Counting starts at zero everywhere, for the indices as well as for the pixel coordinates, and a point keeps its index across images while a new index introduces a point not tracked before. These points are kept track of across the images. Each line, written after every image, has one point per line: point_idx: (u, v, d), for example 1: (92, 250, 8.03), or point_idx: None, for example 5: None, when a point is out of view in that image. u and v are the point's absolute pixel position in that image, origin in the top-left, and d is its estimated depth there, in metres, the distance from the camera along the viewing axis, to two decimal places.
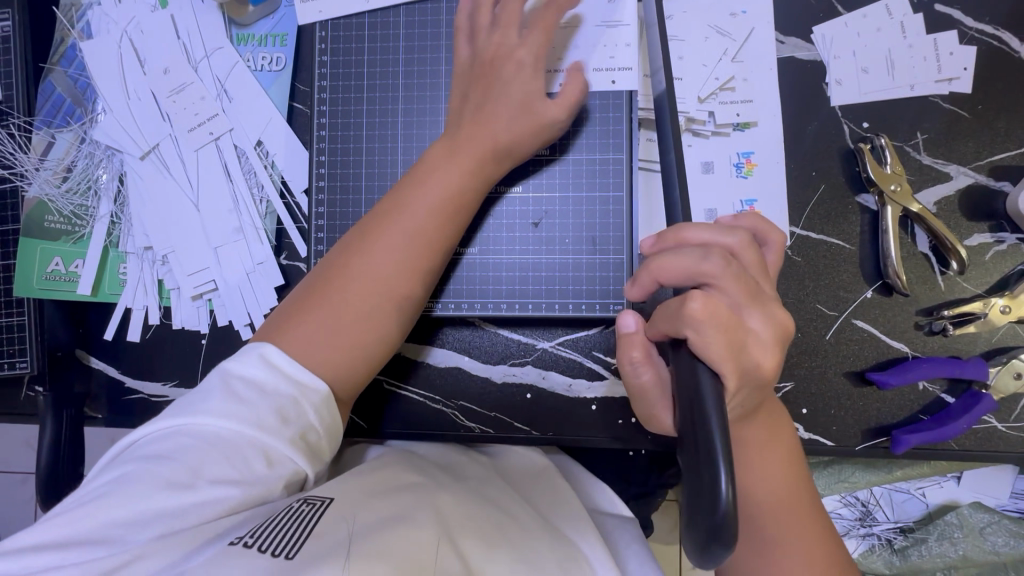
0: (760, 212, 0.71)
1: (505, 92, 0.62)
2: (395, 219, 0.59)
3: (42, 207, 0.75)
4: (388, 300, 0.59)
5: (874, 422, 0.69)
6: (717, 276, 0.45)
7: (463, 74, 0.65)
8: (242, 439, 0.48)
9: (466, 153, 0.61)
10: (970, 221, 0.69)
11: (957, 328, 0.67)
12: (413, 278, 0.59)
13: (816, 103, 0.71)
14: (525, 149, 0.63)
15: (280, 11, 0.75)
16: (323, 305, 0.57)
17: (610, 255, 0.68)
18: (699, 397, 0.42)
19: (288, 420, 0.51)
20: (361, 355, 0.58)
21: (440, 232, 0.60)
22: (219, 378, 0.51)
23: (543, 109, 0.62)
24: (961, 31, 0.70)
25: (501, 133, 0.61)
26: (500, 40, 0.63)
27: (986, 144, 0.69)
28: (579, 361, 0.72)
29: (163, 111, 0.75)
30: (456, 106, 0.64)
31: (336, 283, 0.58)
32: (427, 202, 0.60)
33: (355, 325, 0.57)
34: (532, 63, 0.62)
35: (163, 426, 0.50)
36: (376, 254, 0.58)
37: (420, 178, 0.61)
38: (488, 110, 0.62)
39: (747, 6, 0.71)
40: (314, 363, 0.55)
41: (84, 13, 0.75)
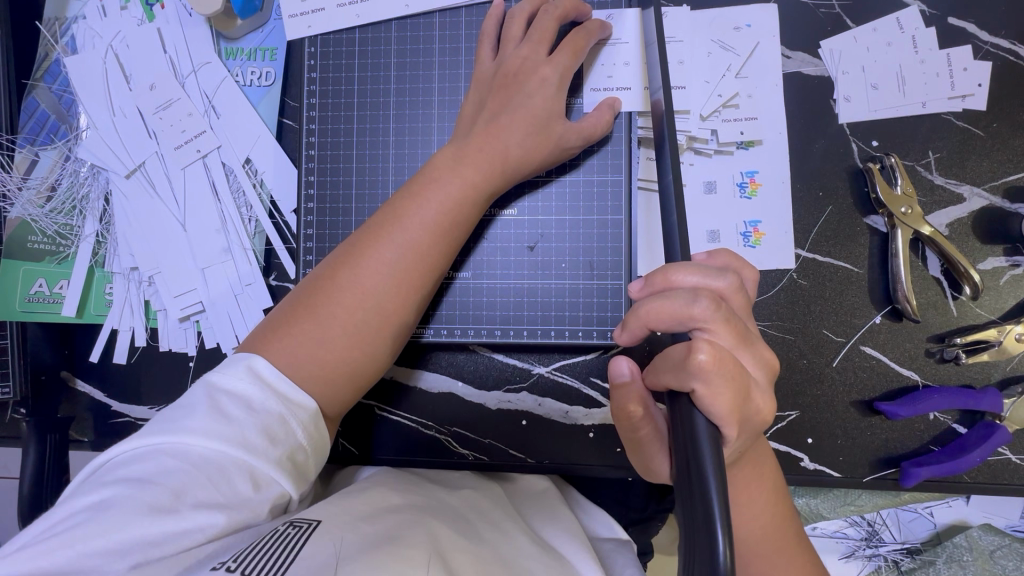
0: (763, 233, 0.68)
1: (520, 108, 0.59)
2: (390, 231, 0.57)
3: (25, 227, 0.73)
4: (379, 316, 0.56)
5: (884, 450, 0.67)
6: (712, 321, 0.43)
7: (484, 82, 0.62)
8: (227, 459, 0.46)
9: (470, 166, 0.58)
10: (984, 243, 0.66)
11: (969, 356, 0.65)
12: (401, 293, 0.57)
13: (823, 120, 0.68)
14: (537, 165, 0.61)
15: (269, 25, 0.73)
16: (310, 319, 0.55)
17: (609, 280, 0.65)
18: (696, 452, 0.41)
19: (276, 439, 0.49)
20: (348, 371, 0.56)
21: (437, 246, 0.58)
22: (204, 395, 0.49)
23: (543, 125, 0.60)
24: (975, 45, 0.67)
25: (509, 149, 0.59)
26: (527, 54, 0.61)
27: (1002, 163, 0.67)
28: (576, 387, 0.70)
29: (150, 127, 0.73)
30: (470, 112, 0.62)
31: (326, 297, 0.55)
32: (424, 216, 0.57)
33: (344, 340, 0.55)
34: (556, 81, 0.60)
35: (145, 446, 0.47)
36: (367, 268, 0.56)
37: (418, 190, 0.58)
38: (499, 123, 0.59)
39: (751, 20, 0.68)
40: (298, 378, 0.53)
41: (69, 27, 0.73)
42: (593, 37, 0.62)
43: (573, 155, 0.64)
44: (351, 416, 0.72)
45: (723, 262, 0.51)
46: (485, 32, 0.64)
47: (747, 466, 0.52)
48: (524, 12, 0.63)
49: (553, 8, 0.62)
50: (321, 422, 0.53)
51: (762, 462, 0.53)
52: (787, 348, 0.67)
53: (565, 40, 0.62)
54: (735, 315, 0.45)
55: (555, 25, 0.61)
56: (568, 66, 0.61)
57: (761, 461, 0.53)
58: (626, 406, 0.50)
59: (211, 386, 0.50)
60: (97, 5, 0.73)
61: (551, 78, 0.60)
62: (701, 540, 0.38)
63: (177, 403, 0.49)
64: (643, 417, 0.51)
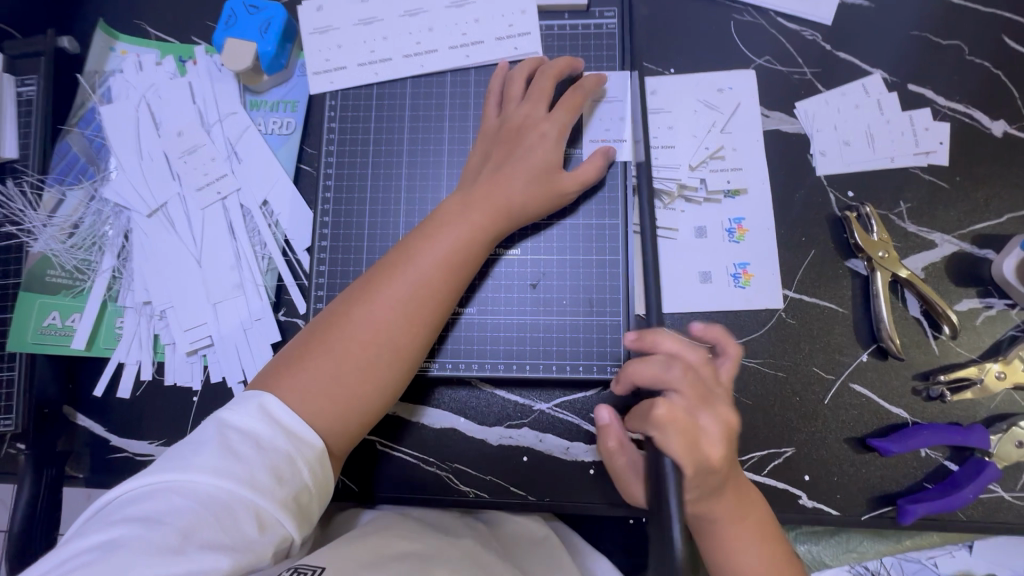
0: (752, 274, 0.72)
1: (522, 159, 0.65)
2: (403, 270, 0.60)
3: (45, 261, 0.76)
4: (389, 351, 0.58)
5: (878, 488, 0.68)
6: (679, 384, 0.52)
7: (488, 137, 0.68)
8: (236, 498, 0.46)
9: (477, 210, 0.63)
10: (958, 286, 0.71)
11: (954, 394, 0.67)
12: (410, 329, 0.59)
13: (802, 173, 0.74)
14: (536, 212, 0.66)
15: (292, 80, 0.79)
16: (324, 354, 0.57)
17: (607, 316, 0.69)
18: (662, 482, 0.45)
19: (283, 479, 0.49)
20: (358, 405, 0.57)
21: (446, 284, 0.61)
22: (215, 433, 0.50)
23: (543, 174, 0.65)
24: (934, 109, 0.74)
25: (514, 196, 0.63)
26: (528, 112, 0.67)
27: (967, 212, 0.72)
28: (577, 424, 0.71)
29: (174, 170, 0.77)
30: (477, 163, 0.67)
31: (340, 333, 0.58)
32: (434, 256, 0.61)
33: (355, 375, 0.57)
34: (554, 135, 0.66)
35: (154, 483, 0.47)
36: (380, 304, 0.59)
37: (430, 232, 0.62)
38: (504, 173, 0.64)
39: (733, 83, 0.76)
40: (311, 412, 0.55)
41: (106, 80, 0.80)
42: (588, 95, 0.69)
43: (572, 200, 0.69)
44: (353, 452, 0.72)
45: (714, 334, 0.63)
46: (491, 89, 0.71)
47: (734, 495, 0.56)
48: (525, 73, 0.69)
49: (549, 69, 0.69)
50: (326, 462, 0.54)
51: (745, 495, 0.57)
52: (779, 385, 0.70)
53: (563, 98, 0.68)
54: (703, 383, 0.54)
55: (552, 85, 0.68)
56: (565, 122, 0.67)
57: (747, 495, 0.57)
58: (606, 442, 0.62)
59: (220, 424, 0.51)
60: (135, 61, 0.80)
61: (551, 131, 0.66)
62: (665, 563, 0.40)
63: (185, 441, 0.50)
64: (619, 449, 0.62)
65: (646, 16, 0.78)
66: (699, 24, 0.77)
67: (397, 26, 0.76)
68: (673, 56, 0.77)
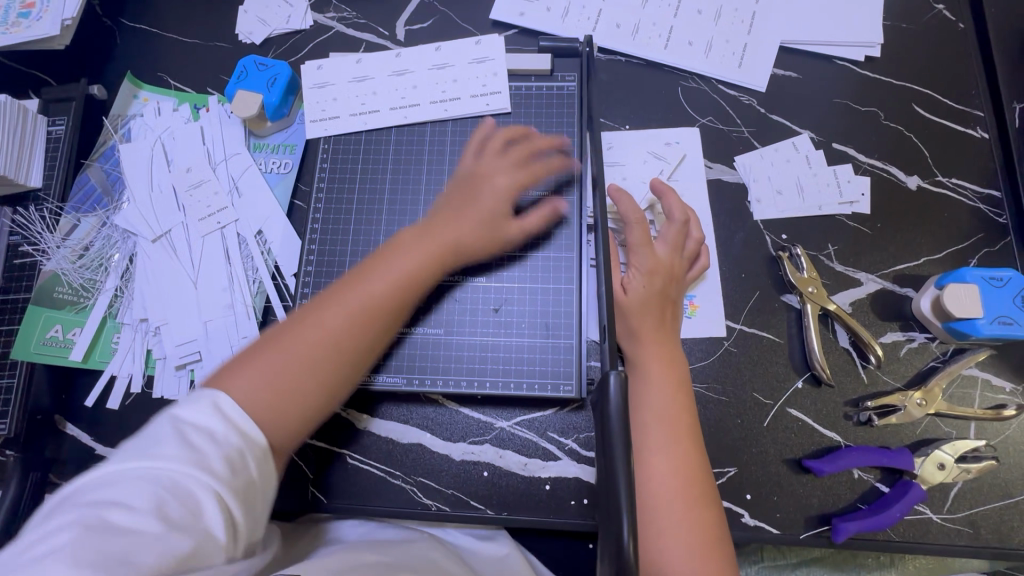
0: (697, 305, 0.79)
1: (482, 206, 0.74)
2: (360, 284, 0.65)
3: (55, 279, 0.83)
4: (335, 358, 0.62)
5: (815, 508, 0.72)
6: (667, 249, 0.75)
7: (459, 179, 0.77)
8: (197, 485, 0.50)
9: (431, 239, 0.70)
10: (883, 320, 0.78)
11: (880, 418, 0.73)
12: (360, 334, 0.63)
13: (741, 217, 0.83)
14: (482, 252, 0.73)
15: (292, 127, 0.89)
16: (277, 354, 0.61)
17: (562, 339, 0.75)
18: (610, 443, 0.46)
19: (237, 471, 0.53)
20: (301, 409, 0.60)
21: (398, 301, 0.66)
22: (169, 426, 0.52)
23: (493, 220, 0.73)
24: (855, 164, 0.84)
25: (463, 239, 0.71)
26: (491, 163, 0.77)
27: (888, 255, 0.80)
28: (534, 441, 0.76)
29: (180, 202, 0.86)
30: (444, 200, 0.75)
31: (291, 337, 0.62)
32: (388, 273, 0.67)
33: (300, 378, 0.60)
34: (510, 187, 0.75)
35: (114, 472, 0.49)
36: (334, 313, 0.63)
37: (389, 254, 0.68)
38: (439, 224, 0.71)
39: (679, 138, 0.86)
40: (256, 406, 0.57)
41: (128, 122, 0.90)
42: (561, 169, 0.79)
43: (522, 245, 0.77)
44: (325, 464, 0.76)
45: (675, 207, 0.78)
46: (474, 138, 0.80)
47: (673, 457, 0.63)
48: (506, 134, 0.79)
49: (504, 134, 0.79)
50: (269, 459, 0.57)
51: (686, 453, 0.63)
52: (722, 408, 0.75)
53: (517, 147, 0.79)
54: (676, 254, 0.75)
55: (521, 152, 0.78)
56: (522, 181, 0.76)
57: (688, 456, 0.63)
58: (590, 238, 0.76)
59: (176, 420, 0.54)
60: (154, 107, 0.91)
61: (502, 180, 0.75)
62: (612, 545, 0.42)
63: (142, 436, 0.53)
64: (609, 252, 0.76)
65: (604, 81, 0.89)
66: (650, 88, 0.89)
67: (386, 83, 0.87)
68: (627, 114, 0.88)
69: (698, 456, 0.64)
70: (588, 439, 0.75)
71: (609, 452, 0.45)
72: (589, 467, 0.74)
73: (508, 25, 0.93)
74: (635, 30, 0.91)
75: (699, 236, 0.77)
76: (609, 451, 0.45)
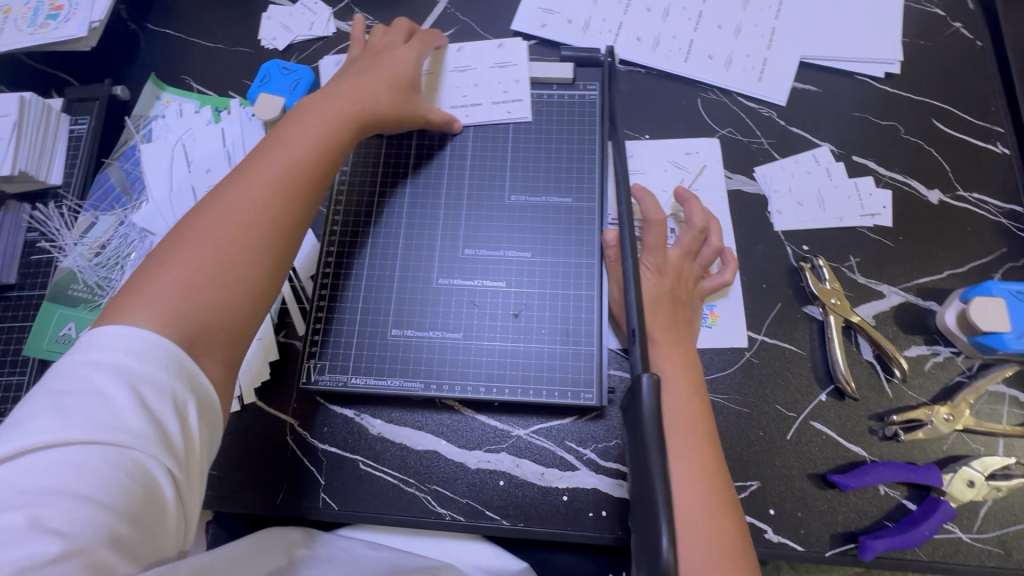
0: (718, 315, 0.78)
1: (385, 67, 0.75)
2: (274, 147, 0.63)
3: (71, 277, 0.82)
4: (267, 223, 0.58)
5: (841, 524, 0.70)
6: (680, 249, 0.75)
7: (352, 59, 0.79)
8: (159, 470, 0.45)
9: (341, 102, 0.70)
10: (906, 334, 0.77)
11: (906, 433, 0.72)
12: (273, 202, 0.59)
13: (762, 227, 0.82)
14: (395, 112, 0.75)
15: None
16: (185, 243, 0.55)
17: (582, 346, 0.74)
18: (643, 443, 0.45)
19: (192, 451, 0.48)
20: (241, 281, 0.56)
21: (324, 152, 0.65)
22: (124, 392, 0.45)
23: (403, 81, 0.76)
24: (876, 177, 0.84)
25: (377, 96, 0.73)
26: (387, 40, 0.79)
27: (910, 268, 0.80)
28: (552, 450, 0.74)
29: (199, 202, 0.85)
30: (336, 77, 0.75)
31: (212, 209, 0.57)
32: (305, 134, 0.65)
33: (231, 244, 0.56)
34: (409, 57, 0.78)
35: (61, 441, 0.42)
36: (252, 178, 0.60)
37: (296, 119, 0.67)
38: (342, 90, 0.71)
39: (699, 148, 0.86)
40: (183, 280, 0.53)
41: (150, 123, 0.90)
42: (433, 41, 0.84)
43: (432, 123, 0.80)
44: (339, 471, 0.74)
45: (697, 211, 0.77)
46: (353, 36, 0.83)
47: (694, 466, 0.61)
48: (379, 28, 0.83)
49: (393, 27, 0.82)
50: (218, 424, 0.52)
51: (709, 463, 0.62)
52: (744, 420, 0.74)
53: (414, 36, 0.82)
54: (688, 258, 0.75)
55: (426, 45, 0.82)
56: (420, 51, 0.80)
57: (711, 466, 0.62)
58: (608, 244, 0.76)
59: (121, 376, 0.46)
60: (176, 108, 0.91)
61: (406, 60, 0.77)
62: (650, 551, 0.41)
63: (79, 391, 0.45)
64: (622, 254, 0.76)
65: (625, 91, 0.90)
66: (670, 99, 0.89)
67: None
68: (646, 124, 0.88)
69: (717, 464, 0.62)
70: (607, 449, 0.74)
71: (643, 453, 0.45)
72: (608, 478, 0.73)
73: (530, 35, 0.94)
74: (655, 43, 0.92)
75: (716, 243, 0.76)
76: (643, 452, 0.45)
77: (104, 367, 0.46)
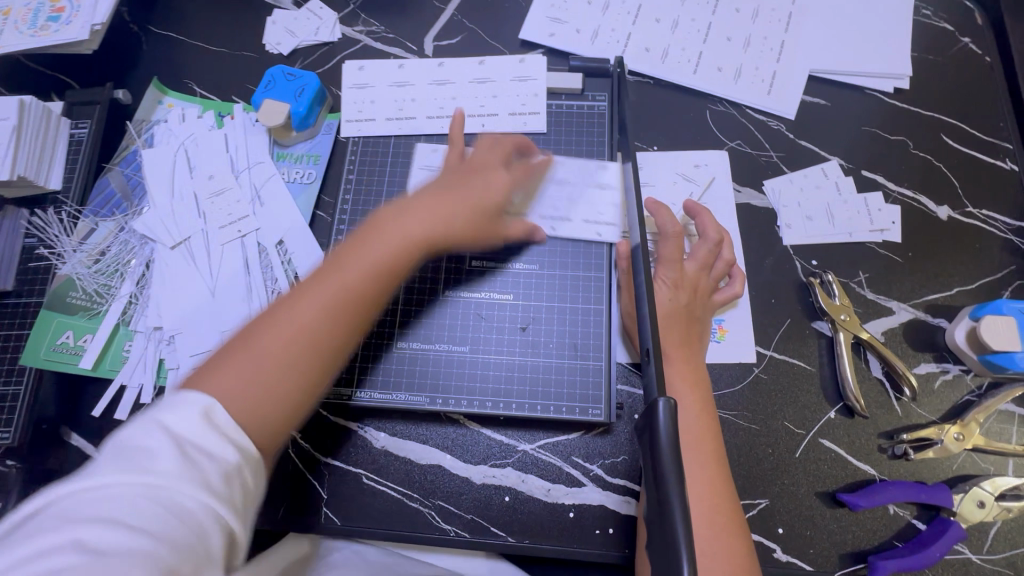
0: (727, 329, 0.77)
1: (469, 193, 0.68)
2: (331, 274, 0.58)
3: (69, 283, 0.81)
4: (317, 348, 0.55)
5: (850, 544, 0.69)
6: (694, 259, 0.74)
7: (450, 170, 0.73)
8: (200, 506, 0.43)
9: (414, 216, 0.64)
10: (915, 350, 0.76)
11: (917, 452, 0.71)
12: (343, 316, 0.56)
13: (770, 241, 0.82)
14: (483, 237, 0.69)
15: (318, 137, 0.89)
16: (238, 365, 0.52)
17: (590, 360, 0.73)
18: (659, 468, 0.44)
19: (237, 490, 0.46)
20: (293, 396, 0.53)
21: (376, 305, 0.59)
22: (165, 438, 0.44)
23: (485, 207, 0.68)
24: (885, 192, 0.84)
25: (455, 212, 0.66)
26: (485, 157, 0.73)
27: (920, 284, 0.79)
28: (559, 466, 0.73)
29: (201, 209, 0.84)
30: (422, 187, 0.70)
31: (266, 334, 0.54)
32: (361, 266, 0.59)
33: (284, 370, 0.53)
34: (504, 180, 0.71)
35: (104, 485, 0.41)
36: (307, 304, 0.56)
37: (355, 243, 0.61)
38: (455, 188, 0.68)
39: (707, 160, 0.86)
40: (240, 404, 0.50)
41: (151, 127, 0.89)
42: (536, 165, 0.78)
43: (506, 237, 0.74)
44: (340, 484, 0.73)
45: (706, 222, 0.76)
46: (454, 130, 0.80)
47: (705, 487, 0.60)
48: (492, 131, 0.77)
49: (500, 143, 0.76)
50: (263, 473, 0.50)
51: (716, 484, 0.61)
52: (753, 437, 0.73)
53: (500, 140, 0.76)
54: (703, 268, 0.74)
55: (511, 146, 0.76)
56: (505, 159, 0.74)
57: (718, 486, 0.61)
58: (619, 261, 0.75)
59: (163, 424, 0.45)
60: (178, 113, 0.90)
61: (495, 183, 0.70)
62: None
63: (127, 441, 0.44)
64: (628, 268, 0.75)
65: (633, 102, 0.90)
66: (679, 111, 0.89)
67: (425, 92, 0.87)
68: (655, 136, 0.88)
69: (725, 484, 0.61)
70: (614, 465, 0.73)
71: (661, 477, 0.44)
72: (615, 495, 0.72)
73: (538, 44, 0.93)
74: (663, 54, 0.91)
75: (728, 257, 0.76)
76: (660, 476, 0.44)
77: (147, 420, 0.45)
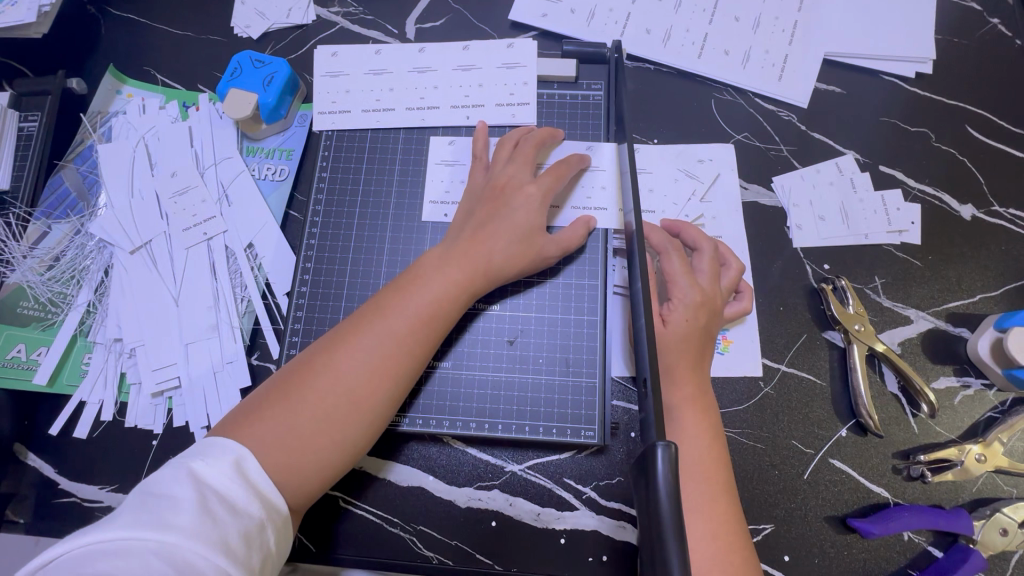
0: (731, 340, 0.72)
1: (505, 221, 0.65)
2: (374, 327, 0.58)
3: (19, 292, 0.75)
4: (354, 407, 0.55)
5: (862, 573, 0.65)
6: (701, 274, 0.67)
7: (474, 195, 0.69)
8: (211, 568, 0.43)
9: (455, 267, 0.62)
10: (934, 363, 0.71)
11: (934, 475, 0.66)
12: (382, 385, 0.57)
13: (780, 243, 0.75)
14: (515, 272, 0.66)
15: (290, 130, 0.82)
16: (276, 420, 0.53)
17: (584, 377, 0.68)
18: (655, 517, 0.39)
19: (253, 548, 0.47)
20: (324, 460, 0.54)
21: (417, 355, 0.59)
22: (192, 491, 0.46)
23: (527, 234, 0.65)
24: (904, 190, 0.77)
25: (493, 255, 0.63)
26: (513, 173, 0.68)
27: (941, 291, 0.73)
28: (549, 488, 0.68)
29: (163, 210, 0.78)
30: (459, 222, 0.67)
31: (304, 386, 0.55)
32: (405, 316, 0.59)
33: (320, 428, 0.54)
34: (539, 198, 0.67)
35: (122, 540, 0.43)
36: (347, 356, 0.56)
37: (403, 287, 0.61)
38: (485, 232, 0.64)
39: (713, 155, 0.79)
40: (276, 464, 0.52)
41: (108, 120, 0.82)
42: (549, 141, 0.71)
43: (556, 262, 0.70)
44: (316, 509, 0.68)
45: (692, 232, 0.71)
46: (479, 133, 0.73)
47: (713, 524, 0.55)
48: (512, 142, 0.71)
49: (531, 138, 0.71)
50: (289, 531, 0.53)
51: (731, 530, 0.56)
52: (758, 457, 0.68)
53: (533, 133, 0.72)
54: (712, 282, 0.66)
55: (533, 150, 0.70)
56: (530, 156, 0.69)
57: (732, 532, 0.56)
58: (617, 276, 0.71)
59: (193, 473, 0.48)
60: (138, 104, 0.83)
61: (536, 202, 0.66)
62: None
63: (154, 491, 0.47)
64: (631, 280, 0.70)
65: (632, 90, 0.82)
66: (682, 101, 0.82)
67: (405, 81, 0.79)
68: (655, 127, 0.81)
69: (733, 522, 0.56)
70: (608, 487, 0.68)
71: (658, 532, 0.39)
72: (609, 519, 0.67)
73: (529, 27, 0.85)
74: (665, 37, 0.84)
75: (736, 265, 0.69)
76: (657, 530, 0.39)
77: (185, 461, 0.49)
